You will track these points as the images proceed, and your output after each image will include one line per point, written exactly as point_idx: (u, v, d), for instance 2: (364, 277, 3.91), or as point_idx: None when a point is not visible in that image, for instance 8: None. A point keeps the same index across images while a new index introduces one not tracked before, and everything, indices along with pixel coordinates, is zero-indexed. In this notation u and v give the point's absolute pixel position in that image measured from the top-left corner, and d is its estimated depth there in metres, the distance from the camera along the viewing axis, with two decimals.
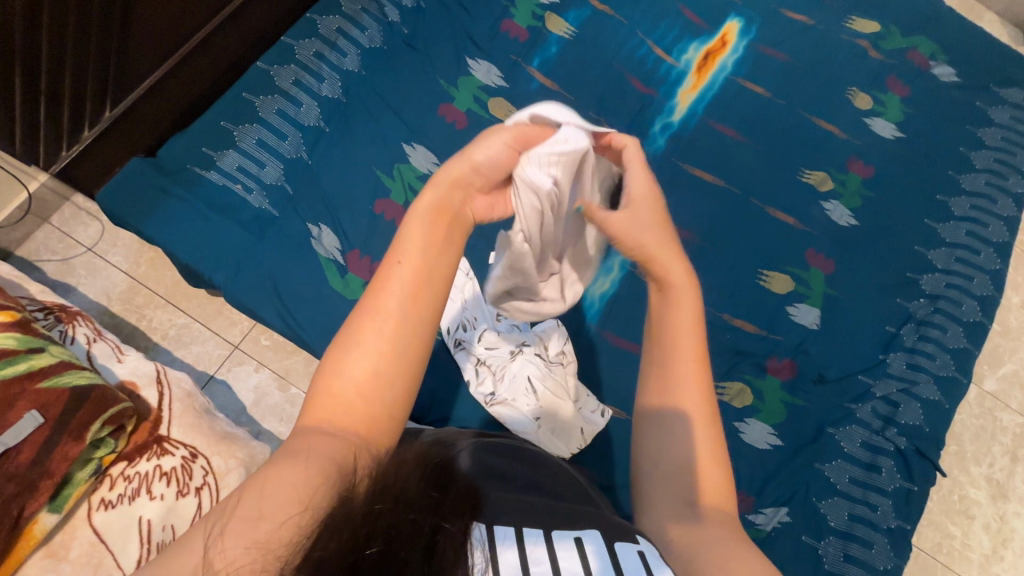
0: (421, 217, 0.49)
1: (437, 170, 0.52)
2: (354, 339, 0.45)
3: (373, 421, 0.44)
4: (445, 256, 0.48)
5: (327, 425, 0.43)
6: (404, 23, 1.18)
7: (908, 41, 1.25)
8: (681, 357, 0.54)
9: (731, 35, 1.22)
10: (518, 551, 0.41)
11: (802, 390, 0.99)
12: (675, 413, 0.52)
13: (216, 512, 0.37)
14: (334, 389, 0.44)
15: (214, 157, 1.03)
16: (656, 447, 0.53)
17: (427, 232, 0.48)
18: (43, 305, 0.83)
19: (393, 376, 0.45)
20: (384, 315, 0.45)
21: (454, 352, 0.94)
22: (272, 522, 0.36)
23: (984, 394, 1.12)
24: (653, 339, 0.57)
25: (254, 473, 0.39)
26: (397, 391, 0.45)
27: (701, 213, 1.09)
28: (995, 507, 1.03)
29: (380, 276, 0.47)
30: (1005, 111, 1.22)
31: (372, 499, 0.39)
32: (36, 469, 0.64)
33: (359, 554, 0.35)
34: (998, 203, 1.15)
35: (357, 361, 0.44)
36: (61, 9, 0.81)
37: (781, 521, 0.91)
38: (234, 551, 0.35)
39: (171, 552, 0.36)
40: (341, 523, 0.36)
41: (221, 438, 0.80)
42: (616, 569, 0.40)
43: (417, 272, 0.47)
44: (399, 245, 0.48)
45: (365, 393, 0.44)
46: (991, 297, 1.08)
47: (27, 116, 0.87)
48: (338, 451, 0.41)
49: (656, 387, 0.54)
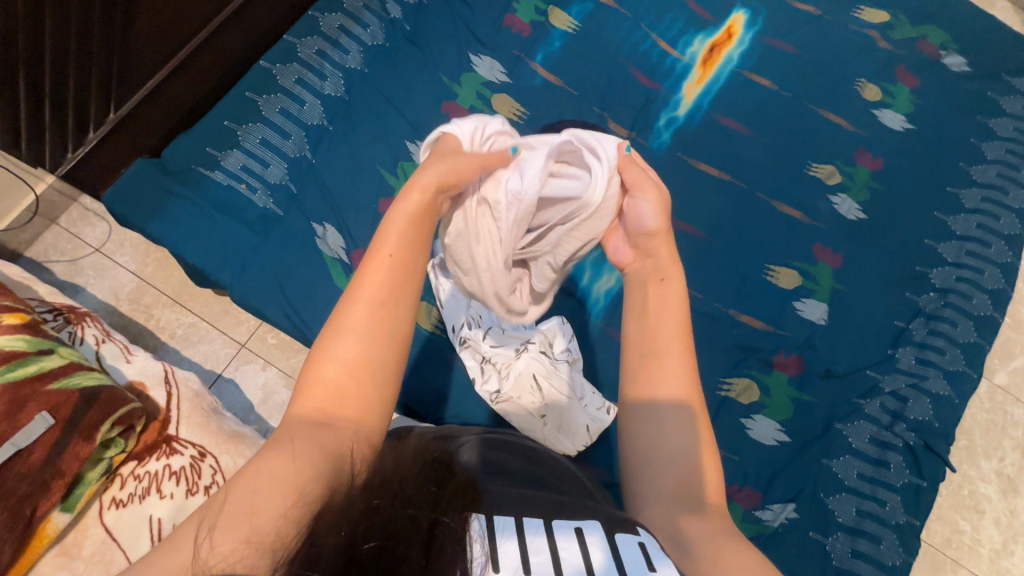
0: (405, 212, 0.53)
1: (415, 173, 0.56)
2: (340, 323, 0.47)
3: (363, 402, 0.45)
4: (424, 248, 0.53)
5: (315, 413, 0.44)
6: (406, 20, 1.17)
7: (918, 31, 1.23)
8: (678, 345, 0.56)
9: (737, 27, 1.20)
10: (517, 541, 0.41)
11: (810, 386, 0.98)
12: (660, 407, 0.53)
13: (206, 511, 0.38)
14: (323, 374, 0.45)
15: (218, 156, 1.03)
16: (647, 439, 0.53)
17: (409, 228, 0.52)
18: (51, 306, 0.83)
19: (382, 357, 0.46)
20: (372, 299, 0.48)
21: (460, 351, 0.93)
22: (263, 517, 0.37)
23: (994, 387, 1.11)
24: (638, 338, 0.58)
25: (242, 469, 0.40)
26: (386, 374, 0.46)
27: (708, 208, 1.08)
28: (1006, 502, 1.03)
29: (362, 268, 0.50)
30: (1017, 101, 1.20)
31: (369, 495, 0.39)
32: (48, 469, 0.64)
33: (356, 549, 0.35)
34: (1010, 195, 1.13)
35: (345, 343, 0.46)
36: (65, 11, 0.81)
37: (788, 517, 0.91)
38: (226, 547, 0.35)
39: (163, 552, 0.36)
40: (338, 519, 0.37)
41: (229, 437, 0.81)
42: (617, 565, 0.40)
43: (401, 260, 0.50)
44: (382, 237, 0.51)
45: (353, 375, 0.45)
46: (1002, 290, 1.06)
47: (34, 117, 0.87)
48: (330, 439, 0.42)
49: (644, 378, 0.55)
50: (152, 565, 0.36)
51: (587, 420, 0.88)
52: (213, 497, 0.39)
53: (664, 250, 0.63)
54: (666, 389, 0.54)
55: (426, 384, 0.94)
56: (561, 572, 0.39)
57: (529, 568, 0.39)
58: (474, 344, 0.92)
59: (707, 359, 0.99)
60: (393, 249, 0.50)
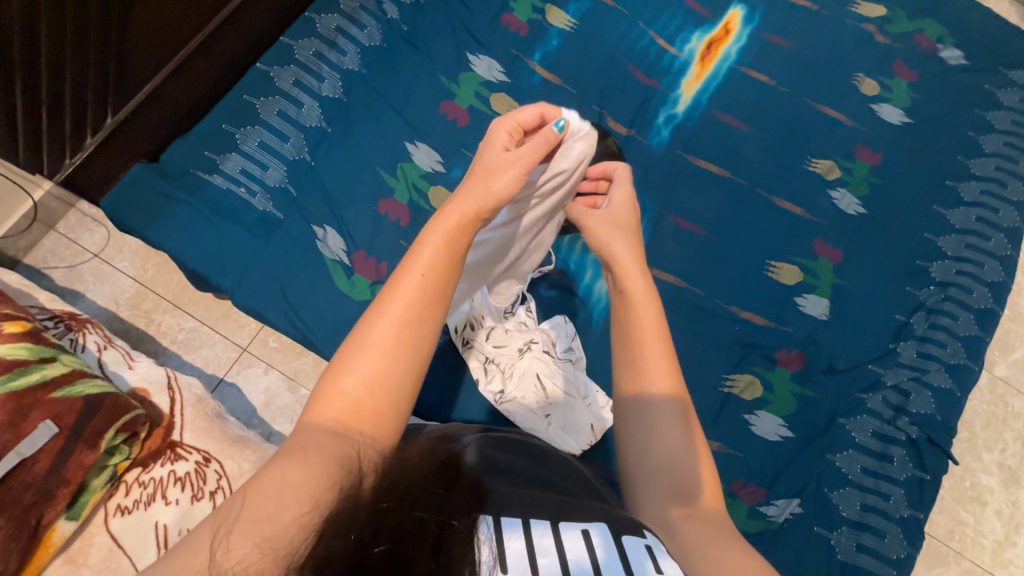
0: (441, 232, 0.51)
1: (447, 202, 0.54)
2: (364, 337, 0.46)
3: (380, 418, 0.44)
4: (453, 263, 0.51)
5: (331, 423, 0.43)
6: (404, 20, 1.17)
7: (915, 25, 1.23)
8: (651, 349, 0.54)
9: (734, 23, 1.20)
10: (524, 542, 0.41)
11: (813, 381, 0.99)
12: (654, 407, 0.53)
13: (220, 516, 0.38)
14: (342, 385, 0.44)
15: (216, 160, 1.03)
16: (642, 438, 0.53)
17: (446, 246, 0.51)
18: (52, 313, 0.83)
19: (403, 375, 0.46)
20: (398, 316, 0.47)
21: (462, 351, 0.92)
22: (276, 522, 0.37)
23: (995, 379, 1.11)
24: (620, 341, 0.56)
25: (256, 474, 0.40)
26: (405, 392, 0.46)
27: (708, 205, 1.08)
28: (1007, 493, 1.03)
29: (393, 281, 0.49)
30: (1014, 93, 1.20)
31: (378, 496, 0.40)
32: (53, 477, 0.64)
33: (366, 552, 0.37)
34: (1009, 187, 1.13)
35: (369, 359, 0.45)
36: (60, 16, 0.80)
37: (793, 512, 0.91)
38: (240, 551, 0.36)
39: (178, 553, 0.37)
40: (348, 521, 0.37)
41: (234, 442, 0.80)
42: (625, 567, 0.40)
43: (433, 281, 0.49)
44: (415, 255, 0.50)
45: (372, 391, 0.44)
46: (1002, 283, 1.07)
47: (30, 123, 0.87)
48: (344, 447, 0.41)
49: (630, 383, 0.54)
50: (167, 567, 0.36)
51: (592, 419, 0.89)
52: (229, 502, 0.39)
53: (626, 251, 0.60)
54: (652, 391, 0.53)
55: (428, 385, 0.93)
56: (569, 573, 0.39)
57: (536, 569, 0.39)
58: (477, 345, 0.91)
59: (709, 356, 0.99)
60: (428, 267, 0.49)
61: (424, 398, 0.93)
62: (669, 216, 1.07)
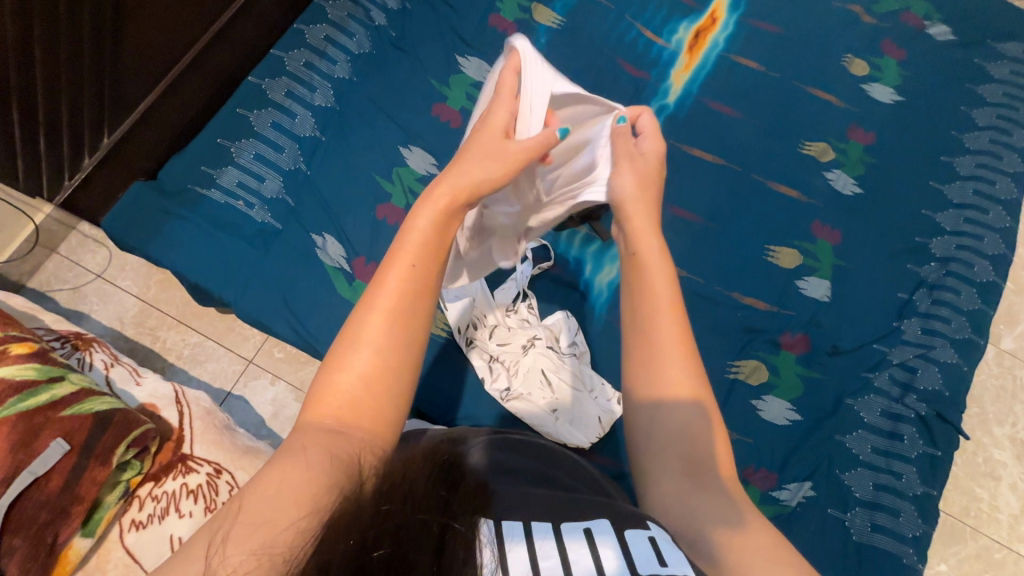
0: (428, 218, 0.51)
1: (432, 185, 0.53)
2: (358, 334, 0.46)
3: (378, 414, 0.45)
4: (442, 249, 0.51)
5: (329, 420, 0.44)
6: (391, 26, 1.17)
7: (901, 3, 1.23)
8: (661, 314, 0.55)
9: (720, 11, 1.20)
10: (525, 547, 0.41)
11: (817, 363, 0.99)
12: (660, 400, 0.53)
13: (219, 521, 0.39)
14: (338, 383, 0.45)
15: (213, 174, 1.04)
16: (643, 434, 0.53)
17: (435, 232, 0.51)
18: (59, 334, 0.84)
19: (399, 369, 0.47)
20: (389, 309, 0.47)
21: (466, 351, 0.92)
22: (273, 528, 0.38)
23: (1002, 353, 1.11)
24: (634, 311, 0.57)
25: (254, 476, 0.41)
26: (401, 386, 0.47)
27: (704, 193, 1.08)
28: (1021, 466, 1.03)
29: (383, 271, 0.49)
30: (1004, 66, 1.20)
31: (378, 499, 0.39)
32: (66, 495, 0.64)
33: (366, 557, 0.35)
34: (1004, 160, 1.13)
35: (363, 355, 0.46)
36: (53, 42, 0.82)
37: (805, 496, 0.91)
38: (236, 559, 0.36)
39: (177, 561, 0.37)
40: (349, 526, 0.37)
41: (244, 453, 0.80)
42: (628, 567, 0.40)
43: (422, 270, 0.49)
44: (401, 245, 0.50)
45: (369, 387, 0.45)
46: (1003, 256, 1.07)
47: (29, 148, 0.88)
48: (341, 446, 0.42)
49: (641, 361, 0.55)
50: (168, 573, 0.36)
51: (598, 412, 0.89)
52: (226, 507, 0.39)
53: (643, 216, 0.63)
54: (668, 371, 0.53)
55: (434, 388, 0.93)
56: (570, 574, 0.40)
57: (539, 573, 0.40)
58: (481, 344, 0.92)
59: (713, 344, 0.99)
60: (418, 258, 0.49)
61: (430, 401, 0.92)
62: (666, 206, 1.07)
